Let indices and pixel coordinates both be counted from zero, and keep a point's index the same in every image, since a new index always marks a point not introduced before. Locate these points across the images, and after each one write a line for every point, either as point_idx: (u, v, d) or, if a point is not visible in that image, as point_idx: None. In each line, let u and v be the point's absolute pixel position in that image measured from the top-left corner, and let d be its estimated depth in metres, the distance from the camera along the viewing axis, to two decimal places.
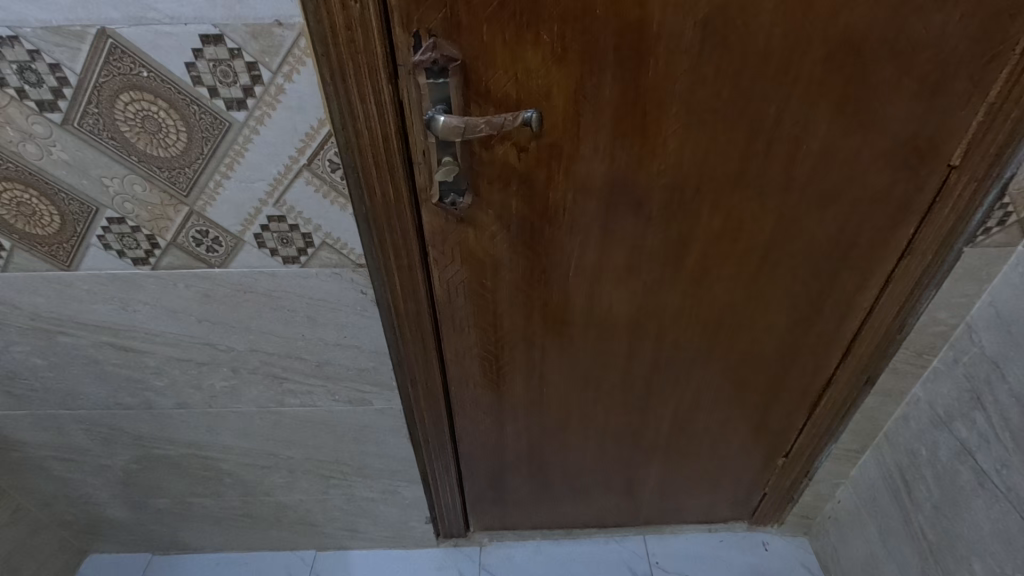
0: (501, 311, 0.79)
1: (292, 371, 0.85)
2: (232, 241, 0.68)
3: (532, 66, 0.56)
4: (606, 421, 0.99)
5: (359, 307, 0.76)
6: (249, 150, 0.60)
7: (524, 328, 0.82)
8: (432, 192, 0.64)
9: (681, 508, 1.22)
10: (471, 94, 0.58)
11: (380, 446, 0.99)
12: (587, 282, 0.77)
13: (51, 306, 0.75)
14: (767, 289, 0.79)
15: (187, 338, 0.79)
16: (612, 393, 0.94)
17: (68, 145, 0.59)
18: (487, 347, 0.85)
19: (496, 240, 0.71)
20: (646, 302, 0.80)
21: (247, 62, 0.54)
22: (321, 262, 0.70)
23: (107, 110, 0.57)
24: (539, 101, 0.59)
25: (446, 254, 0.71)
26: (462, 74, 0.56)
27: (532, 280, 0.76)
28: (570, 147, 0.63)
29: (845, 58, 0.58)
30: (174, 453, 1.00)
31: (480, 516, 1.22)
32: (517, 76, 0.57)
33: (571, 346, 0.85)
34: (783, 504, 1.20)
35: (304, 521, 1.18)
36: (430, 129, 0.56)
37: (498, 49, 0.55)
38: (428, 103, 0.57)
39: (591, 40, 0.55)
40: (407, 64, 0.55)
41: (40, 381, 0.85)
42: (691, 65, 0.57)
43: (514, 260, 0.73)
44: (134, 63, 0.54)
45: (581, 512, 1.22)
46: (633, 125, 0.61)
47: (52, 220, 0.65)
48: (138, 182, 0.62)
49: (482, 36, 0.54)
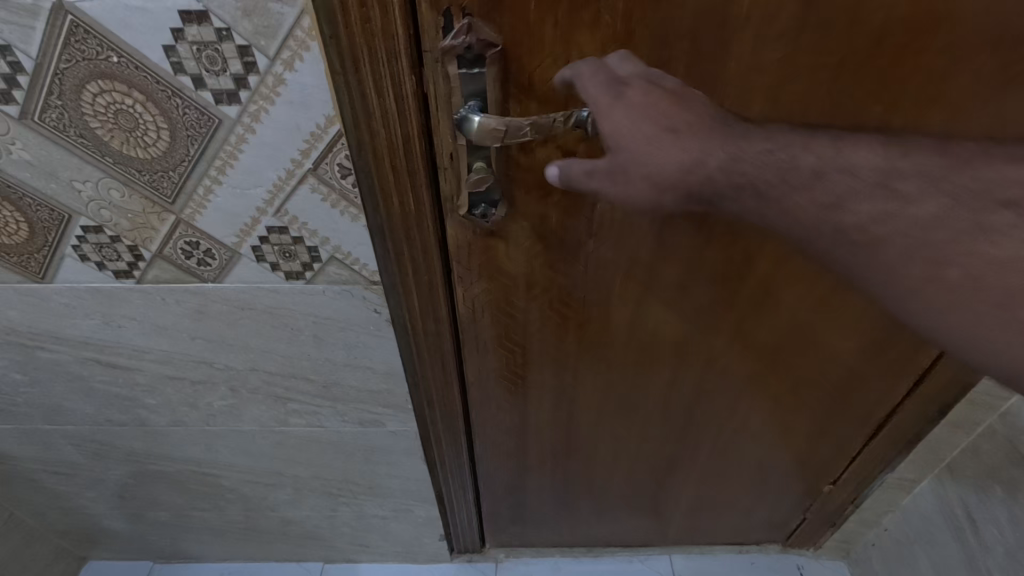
0: (532, 332, 0.70)
1: (297, 392, 0.76)
2: (226, 253, 0.59)
3: (588, 55, 0.46)
4: (639, 445, 0.91)
5: (372, 326, 0.67)
6: (243, 151, 0.50)
7: (556, 351, 0.73)
8: (459, 202, 0.54)
9: (711, 529, 1.14)
10: (511, 87, 0.47)
11: (392, 467, 0.92)
12: (632, 302, 0.67)
13: (27, 320, 0.66)
14: (836, 311, 0.69)
15: (180, 355, 0.71)
16: (649, 418, 0.85)
17: (30, 143, 0.50)
18: (513, 371, 0.75)
19: (531, 255, 0.61)
20: (697, 323, 0.70)
21: (238, 45, 0.44)
22: (329, 279, 0.61)
23: (72, 103, 0.47)
24: None
25: (471, 270, 0.61)
26: (501, 63, 0.46)
27: (569, 300, 0.66)
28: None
29: (980, 51, 0.46)
30: (171, 469, 0.92)
31: (497, 533, 1.15)
32: (569, 66, 0.46)
33: (608, 370, 0.76)
34: (823, 528, 1.12)
35: (311, 535, 1.11)
36: (462, 131, 0.47)
37: (547, 32, 0.44)
38: (459, 97, 0.47)
39: (664, 24, 0.44)
40: (434, 50, 0.45)
41: (22, 396, 0.78)
42: (785, 56, 0.46)
43: (549, 276, 0.63)
44: (101, 45, 0.44)
45: (605, 532, 1.15)
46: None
47: (19, 228, 0.56)
48: (115, 186, 0.53)
49: (529, 16, 0.43)
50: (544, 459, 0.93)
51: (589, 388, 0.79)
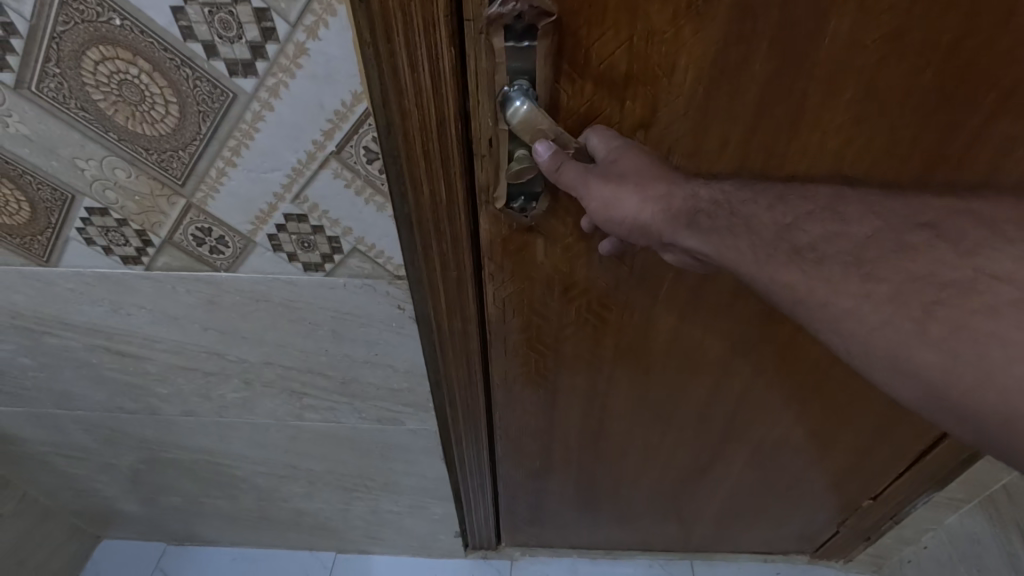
0: (565, 335, 0.64)
1: (313, 387, 0.72)
2: (240, 241, 0.54)
3: (656, 27, 0.39)
4: (672, 453, 0.86)
5: (395, 323, 0.62)
6: (259, 131, 0.45)
7: (590, 356, 0.67)
8: (496, 194, 0.48)
9: (737, 539, 1.09)
10: (564, 65, 0.41)
11: (409, 465, 0.88)
12: (678, 308, 0.61)
13: (32, 305, 0.63)
14: None
15: (191, 346, 0.67)
16: (685, 428, 0.80)
17: (28, 115, 0.45)
18: (542, 376, 0.70)
19: (572, 253, 0.55)
20: (748, 331, 0.64)
21: (255, 8, 0.38)
22: (350, 272, 0.56)
23: (72, 71, 0.42)
24: (657, 77, 0.42)
25: (504, 267, 0.56)
26: (555, 37, 0.40)
27: (609, 303, 0.60)
28: (689, 143, 0.46)
29: None
30: (184, 457, 0.90)
31: (514, 532, 1.11)
32: (633, 41, 0.40)
33: (646, 378, 0.71)
34: (856, 542, 1.07)
35: (324, 526, 1.08)
36: (503, 112, 0.42)
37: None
38: (503, 75, 0.41)
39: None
40: (478, 20, 0.38)
41: (31, 380, 0.75)
42: (890, 31, 0.39)
43: (590, 276, 0.57)
44: (100, 6, 0.39)
45: (625, 537, 1.11)
46: (784, 116, 0.44)
47: (19, 209, 0.52)
48: (121, 165, 0.48)
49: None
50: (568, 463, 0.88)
51: (622, 394, 0.74)
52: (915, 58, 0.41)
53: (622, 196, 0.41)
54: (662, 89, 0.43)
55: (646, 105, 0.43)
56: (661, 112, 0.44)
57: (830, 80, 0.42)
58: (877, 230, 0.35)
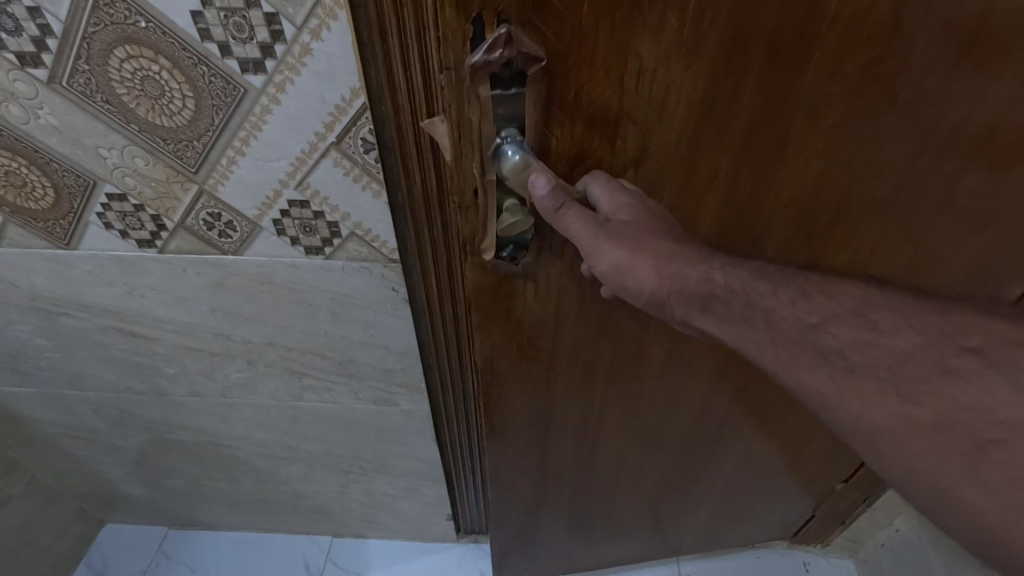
0: (556, 374, 0.65)
1: (313, 367, 0.77)
2: (247, 225, 0.59)
3: (649, 64, 0.38)
4: (661, 467, 0.88)
5: (389, 305, 0.67)
6: (267, 123, 0.50)
7: (583, 389, 0.69)
8: (484, 245, 0.47)
9: (723, 537, 1.12)
10: (554, 108, 0.39)
11: (403, 447, 0.92)
12: (669, 338, 0.64)
13: (51, 286, 0.67)
14: None
15: (199, 327, 0.72)
16: (675, 442, 0.82)
17: (57, 107, 0.50)
18: (536, 417, 0.72)
19: (561, 298, 0.55)
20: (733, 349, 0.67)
21: (265, 12, 0.43)
22: (348, 255, 0.61)
23: (99, 67, 0.47)
24: (648, 114, 0.41)
25: (493, 315, 0.55)
26: (543, 82, 0.38)
27: (600, 338, 0.62)
28: (681, 174, 0.45)
29: None
30: (188, 439, 0.94)
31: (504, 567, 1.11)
32: (623, 79, 0.39)
33: (637, 401, 0.73)
34: (832, 526, 1.11)
35: (322, 509, 1.13)
36: (496, 165, 0.41)
37: (602, 41, 0.36)
38: (489, 124, 0.39)
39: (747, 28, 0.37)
40: (462, 68, 0.36)
41: (45, 361, 0.79)
42: (877, 58, 0.39)
43: (581, 316, 0.58)
44: (128, 10, 0.43)
45: (613, 552, 1.13)
46: (773, 142, 0.44)
47: (45, 193, 0.57)
48: (140, 154, 0.53)
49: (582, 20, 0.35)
50: (561, 489, 0.88)
51: (615, 418, 0.75)
52: (901, 83, 0.41)
53: (632, 264, 0.42)
54: (654, 126, 0.42)
55: (637, 143, 0.42)
56: (653, 146, 0.43)
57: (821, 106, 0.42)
58: (917, 347, 0.40)
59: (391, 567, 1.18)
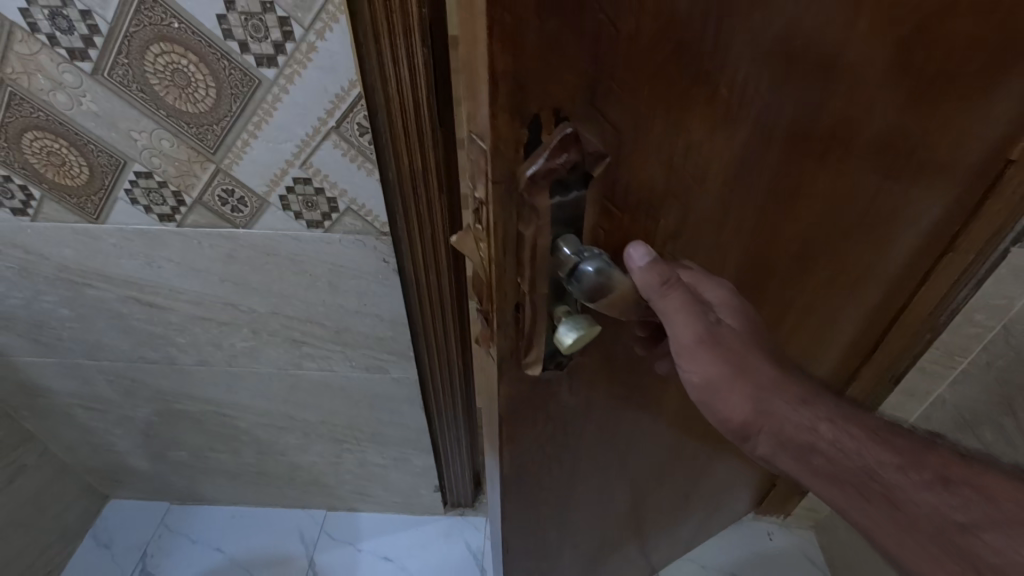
0: (580, 455, 0.63)
1: (311, 336, 0.85)
2: (256, 201, 0.67)
3: (696, 142, 0.40)
4: (665, 495, 0.89)
5: (381, 275, 0.76)
6: (277, 110, 0.59)
7: (603, 457, 0.67)
8: (528, 354, 0.44)
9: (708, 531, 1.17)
10: (608, 201, 0.39)
11: (393, 415, 1.00)
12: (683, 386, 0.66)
13: (79, 258, 0.75)
14: (850, 313, 0.74)
15: (210, 297, 0.80)
16: (681, 465, 0.85)
17: (98, 95, 0.58)
18: (556, 500, 0.67)
19: (589, 386, 0.54)
20: None
21: (279, 16, 0.52)
22: (345, 228, 0.70)
23: (137, 61, 0.56)
24: (690, 187, 0.43)
25: (531, 419, 0.52)
26: (602, 179, 0.37)
27: (620, 407, 0.61)
28: (711, 233, 0.48)
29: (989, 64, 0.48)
30: (195, 409, 1.02)
31: None
32: (674, 162, 0.40)
33: (653, 443, 0.74)
34: (792, 495, 1.20)
35: (317, 481, 1.20)
36: (569, 277, 0.38)
37: (653, 129, 0.37)
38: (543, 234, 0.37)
39: (774, 98, 0.41)
40: (523, 180, 0.34)
41: (67, 331, 0.87)
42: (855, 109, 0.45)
43: (606, 394, 0.57)
44: (165, 13, 0.52)
45: None
46: (779, 191, 0.49)
47: (81, 171, 0.65)
48: (166, 137, 0.62)
49: (633, 109, 0.35)
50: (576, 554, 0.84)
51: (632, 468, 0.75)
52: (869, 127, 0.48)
53: (735, 377, 0.43)
54: (694, 193, 0.44)
55: (679, 216, 0.44)
56: (692, 216, 0.46)
57: (822, 149, 0.48)
58: None
59: (382, 536, 1.26)
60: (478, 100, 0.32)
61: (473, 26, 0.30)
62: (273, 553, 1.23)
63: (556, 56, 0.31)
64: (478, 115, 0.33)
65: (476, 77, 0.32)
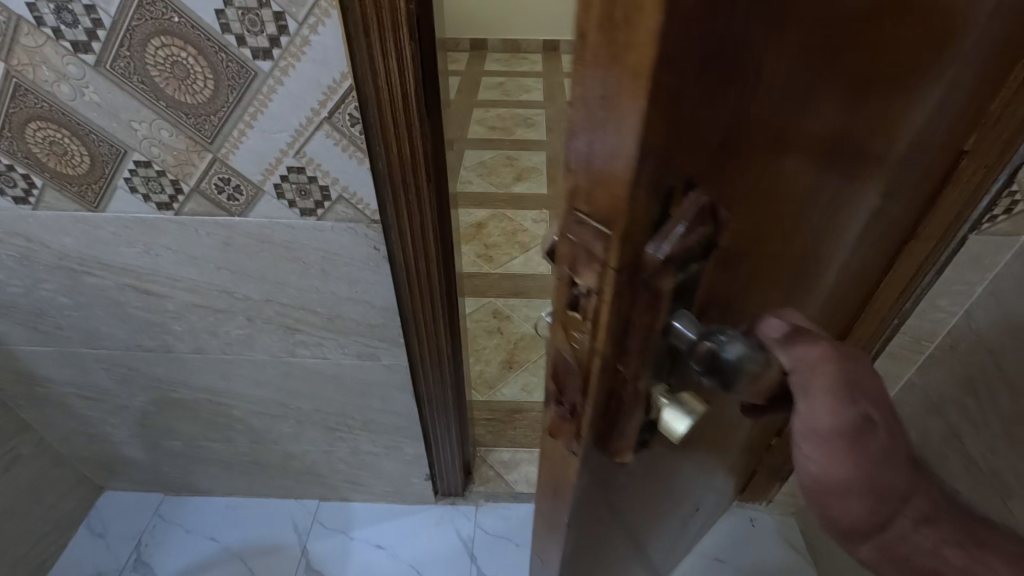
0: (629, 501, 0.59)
1: (305, 324, 0.88)
2: (252, 189, 0.70)
3: (778, 194, 0.39)
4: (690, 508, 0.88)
5: (372, 262, 0.78)
6: (272, 100, 0.62)
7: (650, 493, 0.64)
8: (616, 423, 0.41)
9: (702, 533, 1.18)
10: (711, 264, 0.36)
11: (385, 402, 1.03)
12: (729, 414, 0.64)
13: (79, 246, 0.78)
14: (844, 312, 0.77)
15: (206, 285, 0.82)
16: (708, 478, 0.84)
17: (100, 87, 0.61)
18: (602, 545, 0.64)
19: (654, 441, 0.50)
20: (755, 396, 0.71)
21: (274, 11, 0.55)
22: (337, 216, 0.73)
23: (138, 54, 0.59)
24: (764, 236, 0.42)
25: (600, 479, 0.48)
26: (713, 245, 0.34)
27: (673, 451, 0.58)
28: (769, 272, 0.48)
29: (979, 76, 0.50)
30: (190, 397, 1.04)
31: None
32: (759, 216, 0.39)
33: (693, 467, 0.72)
34: (772, 482, 1.24)
35: (310, 471, 1.22)
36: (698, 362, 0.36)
37: (752, 188, 0.36)
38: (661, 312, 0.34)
39: (845, 144, 0.40)
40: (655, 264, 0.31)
41: (65, 319, 0.89)
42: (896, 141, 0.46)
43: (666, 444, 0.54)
44: (166, 8, 0.55)
45: None
46: (827, 224, 0.49)
47: (83, 160, 0.68)
48: (166, 127, 0.64)
49: (739, 168, 0.33)
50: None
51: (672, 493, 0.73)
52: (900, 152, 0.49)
53: (864, 472, 0.39)
54: (766, 241, 0.43)
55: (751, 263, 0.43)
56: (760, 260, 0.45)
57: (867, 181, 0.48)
58: None
59: (374, 525, 1.28)
60: (611, 183, 0.28)
61: (628, 108, 0.25)
62: (266, 542, 1.25)
63: (690, 132, 0.27)
64: (601, 196, 0.29)
65: (611, 156, 0.27)
